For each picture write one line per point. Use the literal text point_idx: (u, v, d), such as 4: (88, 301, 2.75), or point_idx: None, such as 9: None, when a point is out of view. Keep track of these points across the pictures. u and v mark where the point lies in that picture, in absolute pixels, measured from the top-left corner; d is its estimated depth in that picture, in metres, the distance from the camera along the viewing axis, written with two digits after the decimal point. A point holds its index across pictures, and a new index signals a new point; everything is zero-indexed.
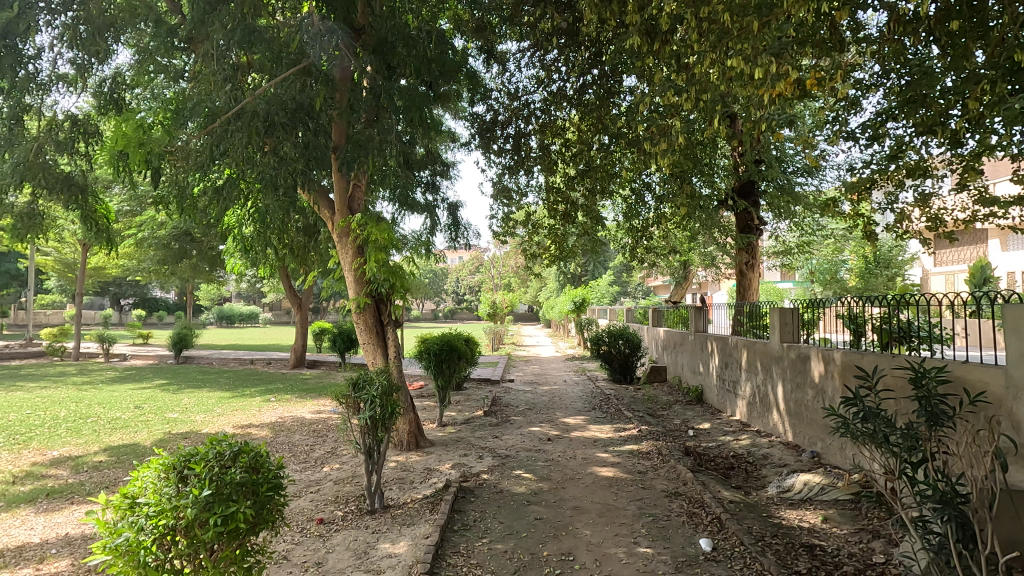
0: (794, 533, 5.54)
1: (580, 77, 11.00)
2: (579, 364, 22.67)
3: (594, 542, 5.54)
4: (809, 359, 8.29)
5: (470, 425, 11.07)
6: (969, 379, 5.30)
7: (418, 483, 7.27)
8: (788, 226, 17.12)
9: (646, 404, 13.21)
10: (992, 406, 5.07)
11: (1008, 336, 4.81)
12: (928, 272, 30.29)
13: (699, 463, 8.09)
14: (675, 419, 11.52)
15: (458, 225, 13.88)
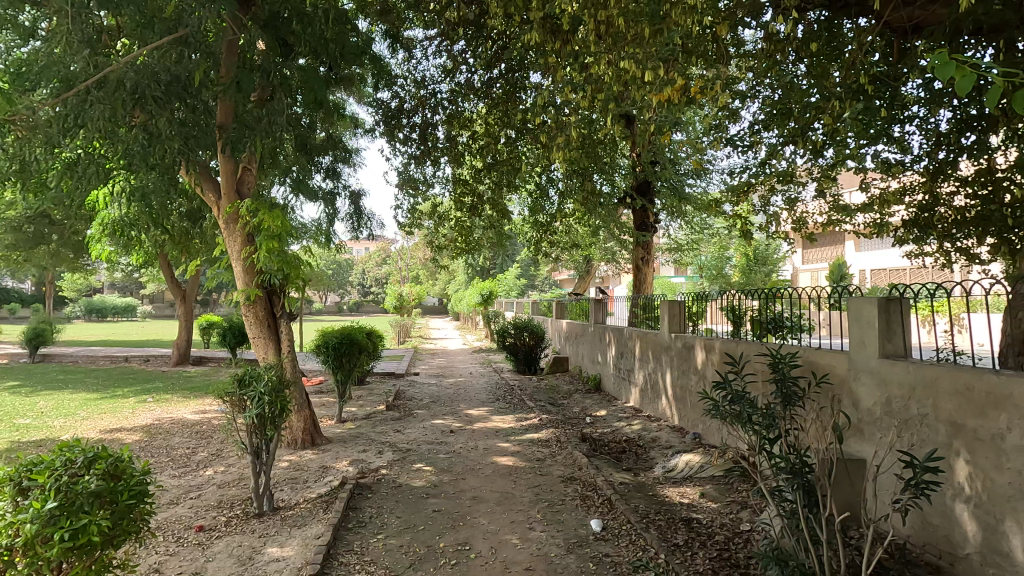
0: (675, 509, 5.98)
1: (487, 70, 11.03)
2: (485, 357, 22.90)
3: (491, 530, 5.63)
4: (694, 348, 8.96)
5: (371, 420, 10.81)
6: (821, 363, 6.00)
7: (312, 482, 6.98)
8: (679, 225, 18.37)
9: (548, 394, 13.64)
10: (839, 386, 5.77)
11: (853, 325, 5.51)
12: (796, 270, 33.75)
13: (594, 448, 8.49)
14: (574, 407, 11.99)
15: (360, 214, 13.44)
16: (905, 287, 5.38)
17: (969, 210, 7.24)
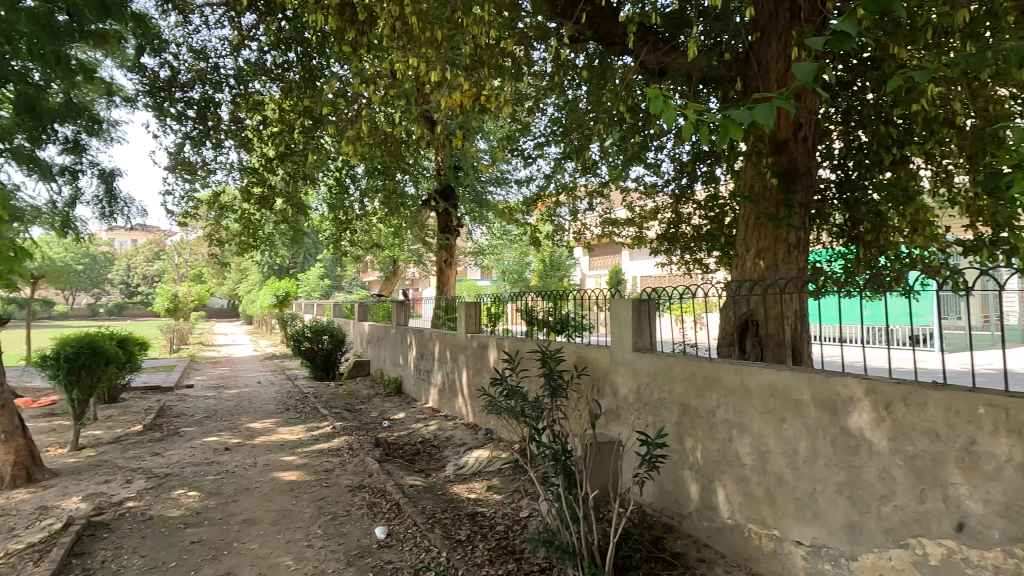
0: (462, 506, 6.13)
1: (281, 52, 10.18)
2: (279, 363, 21.05)
3: (261, 555, 5.09)
4: (487, 347, 9.37)
5: (122, 442, 9.09)
6: (590, 358, 6.74)
7: (21, 528, 5.55)
8: (483, 230, 19.19)
9: (345, 400, 13.04)
10: (603, 378, 6.54)
11: (614, 324, 6.33)
12: (584, 275, 37.51)
13: (387, 453, 8.30)
14: (372, 412, 11.64)
15: (115, 198, 11.28)
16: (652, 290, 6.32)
17: (702, 229, 8.82)
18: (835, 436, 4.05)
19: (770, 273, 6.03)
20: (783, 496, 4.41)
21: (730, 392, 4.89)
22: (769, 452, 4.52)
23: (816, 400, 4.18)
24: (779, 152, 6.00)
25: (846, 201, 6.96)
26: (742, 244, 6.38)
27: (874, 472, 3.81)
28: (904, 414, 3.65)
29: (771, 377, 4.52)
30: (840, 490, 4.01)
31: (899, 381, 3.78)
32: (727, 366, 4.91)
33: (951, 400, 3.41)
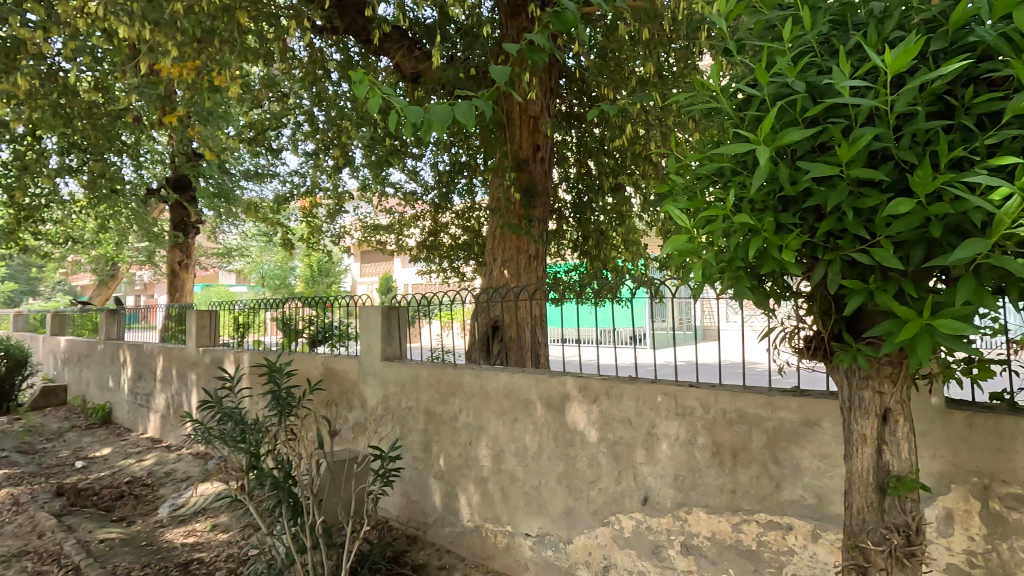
0: (172, 555, 5.10)
1: None
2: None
3: None
4: (223, 362, 8.16)
5: None
6: (337, 369, 6.31)
7: None
8: (231, 228, 16.94)
9: (21, 438, 10.04)
10: (351, 390, 6.18)
11: (364, 332, 6.05)
12: (354, 281, 35.80)
13: (74, 502, 6.55)
14: (60, 450, 9.15)
15: None
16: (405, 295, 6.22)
17: (459, 239, 8.92)
18: (556, 431, 4.44)
19: (514, 282, 6.46)
20: (515, 492, 4.69)
21: (471, 396, 5.03)
22: (504, 452, 4.77)
23: (541, 399, 4.53)
24: (521, 169, 6.42)
25: (579, 220, 7.82)
26: (490, 254, 6.69)
27: (585, 460, 4.26)
28: (607, 407, 4.15)
29: (505, 380, 4.77)
30: (560, 480, 4.41)
31: (604, 377, 4.30)
32: (469, 372, 5.04)
33: (639, 392, 3.99)
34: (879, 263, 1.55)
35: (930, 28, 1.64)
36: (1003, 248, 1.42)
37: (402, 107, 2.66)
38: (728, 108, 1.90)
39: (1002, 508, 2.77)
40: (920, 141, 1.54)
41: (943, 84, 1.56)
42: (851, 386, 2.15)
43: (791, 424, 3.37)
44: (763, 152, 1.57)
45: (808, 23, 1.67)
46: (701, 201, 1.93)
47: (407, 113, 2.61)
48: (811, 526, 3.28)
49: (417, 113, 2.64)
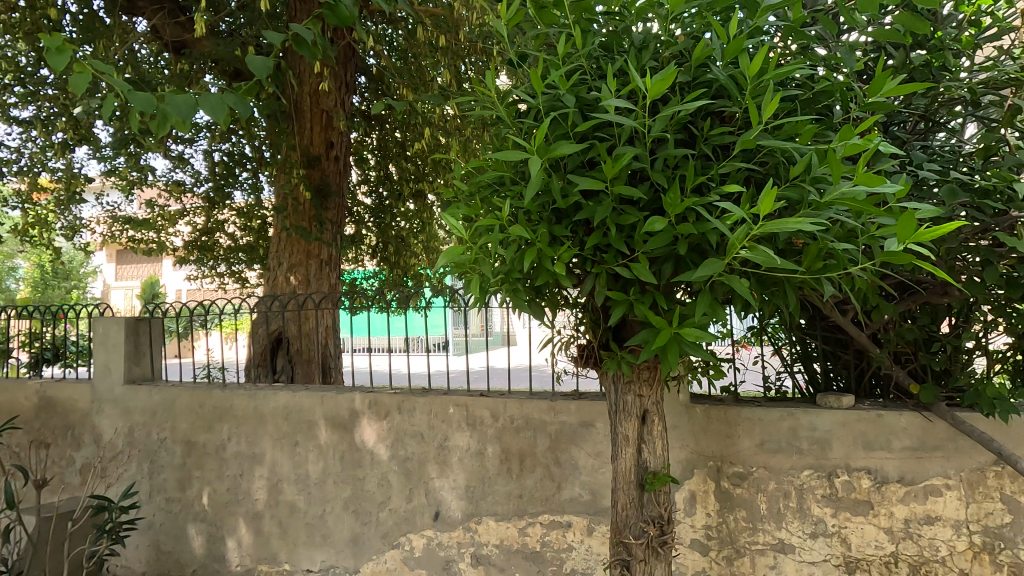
0: None
1: None
2: None
3: None
4: None
5: None
6: (58, 400, 4.96)
7: None
8: None
9: None
10: (78, 423, 4.92)
11: (96, 350, 4.84)
12: (106, 286, 29.47)
13: None
14: None
15: None
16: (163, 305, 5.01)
17: (240, 239, 7.15)
18: (343, 452, 4.07)
19: (302, 289, 5.65)
20: (295, 525, 4.20)
21: (243, 420, 4.37)
22: (282, 481, 4.24)
23: (327, 419, 4.12)
24: (312, 166, 5.66)
25: (380, 226, 7.24)
26: (274, 257, 5.81)
27: (374, 481, 3.98)
28: (399, 422, 3.94)
29: (285, 400, 4.24)
30: (346, 505, 4.06)
31: (395, 390, 4.08)
32: (240, 392, 4.38)
33: (431, 404, 3.86)
34: (637, 277, 1.63)
35: (678, 64, 1.81)
36: (730, 266, 1.59)
37: (129, 91, 2.25)
38: (508, 117, 1.87)
39: (729, 485, 3.27)
40: (670, 165, 1.67)
41: (687, 115, 1.72)
42: (616, 392, 2.29)
43: (570, 426, 3.57)
44: (536, 161, 1.54)
45: (578, 42, 1.72)
46: (482, 210, 1.87)
47: (131, 98, 2.23)
48: (586, 521, 3.51)
49: (145, 101, 2.25)
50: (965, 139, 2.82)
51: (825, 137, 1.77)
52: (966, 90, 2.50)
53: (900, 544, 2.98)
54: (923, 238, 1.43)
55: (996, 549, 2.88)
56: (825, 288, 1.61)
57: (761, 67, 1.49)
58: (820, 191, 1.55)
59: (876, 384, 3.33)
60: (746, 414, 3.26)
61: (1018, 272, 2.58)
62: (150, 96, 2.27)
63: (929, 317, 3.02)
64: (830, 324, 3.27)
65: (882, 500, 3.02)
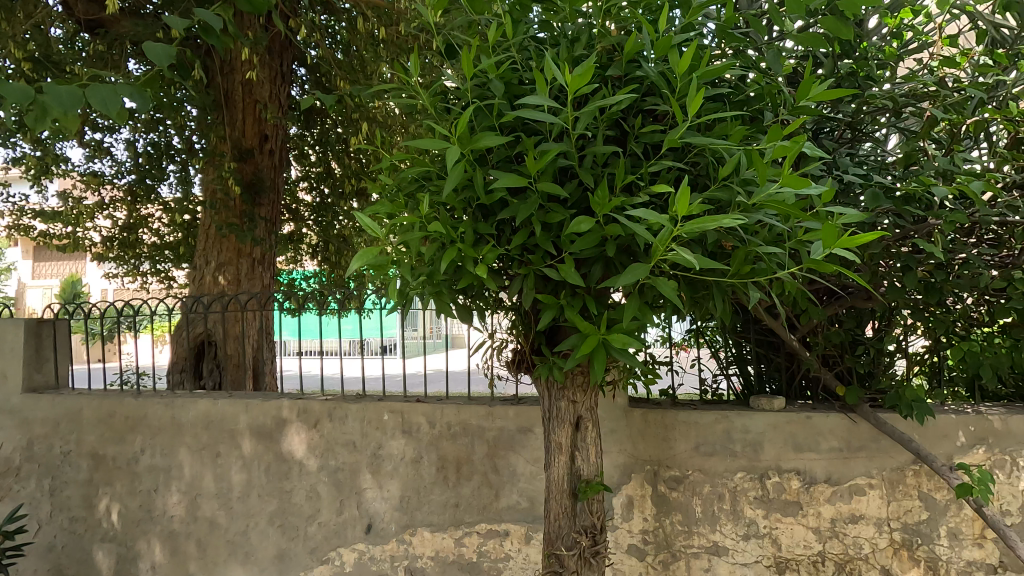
0: None
1: None
2: None
3: None
4: None
5: None
6: None
7: None
8: None
9: None
10: None
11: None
12: (21, 285, 27.14)
13: None
14: None
15: None
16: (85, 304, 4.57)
17: (166, 237, 6.65)
18: (269, 463, 3.83)
19: (232, 289, 5.21)
20: (215, 542, 3.92)
21: (158, 431, 4.04)
22: (201, 495, 3.95)
23: (251, 428, 3.86)
24: (243, 160, 5.18)
25: (321, 224, 6.71)
26: (201, 254, 5.36)
27: (302, 493, 3.76)
28: (329, 430, 3.73)
29: (205, 408, 3.95)
30: (271, 520, 3.81)
31: (327, 397, 3.86)
32: (156, 401, 4.05)
33: (364, 412, 3.67)
34: (564, 278, 1.55)
35: (611, 60, 1.76)
36: (659, 268, 1.54)
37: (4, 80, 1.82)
38: (434, 107, 1.76)
39: (666, 489, 3.26)
40: (599, 163, 1.60)
41: (618, 112, 1.66)
42: (550, 397, 2.18)
43: (509, 432, 3.48)
44: (456, 153, 1.45)
45: (506, 31, 1.63)
46: (405, 206, 1.75)
47: (4, 88, 1.79)
48: (524, 529, 3.42)
49: (22, 92, 1.82)
50: (889, 149, 2.92)
51: (755, 139, 1.75)
52: (889, 100, 2.57)
53: (826, 543, 3.05)
54: (846, 244, 1.41)
55: (914, 545, 2.99)
56: (753, 293, 1.57)
57: (689, 63, 1.45)
58: (747, 194, 1.51)
59: (806, 386, 3.40)
60: (682, 417, 3.26)
61: (935, 277, 2.68)
62: (30, 87, 1.84)
63: (854, 321, 3.11)
64: (763, 327, 3.34)
65: (810, 500, 3.08)
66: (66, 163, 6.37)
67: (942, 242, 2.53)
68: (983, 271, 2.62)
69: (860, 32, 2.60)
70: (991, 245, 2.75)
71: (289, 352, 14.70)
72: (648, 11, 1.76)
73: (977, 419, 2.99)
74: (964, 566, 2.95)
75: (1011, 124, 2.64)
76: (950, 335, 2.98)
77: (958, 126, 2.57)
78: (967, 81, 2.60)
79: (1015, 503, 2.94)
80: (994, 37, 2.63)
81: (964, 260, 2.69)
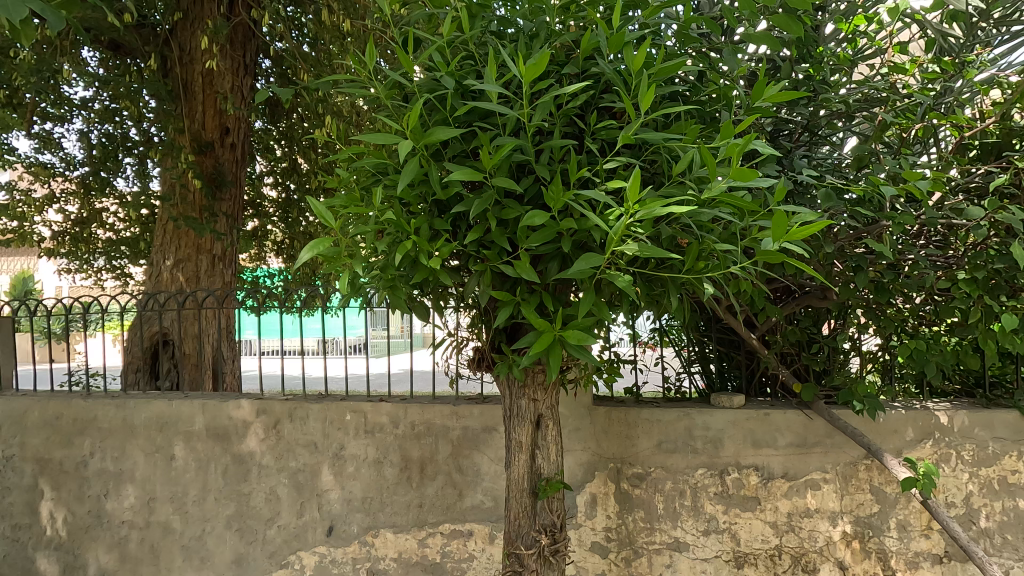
0: None
1: None
2: None
3: None
4: None
5: None
6: None
7: None
8: None
9: None
10: None
11: None
12: None
13: None
14: None
15: None
16: (38, 301, 4.33)
17: (121, 232, 6.32)
18: (226, 465, 3.72)
19: (190, 287, 5.03)
20: (168, 548, 3.79)
21: (108, 433, 3.88)
22: (154, 499, 3.81)
23: (208, 429, 3.74)
24: (203, 154, 4.98)
25: (287, 221, 6.42)
26: (159, 250, 5.16)
27: (261, 496, 3.66)
28: (290, 431, 3.64)
29: (159, 409, 3.81)
30: (228, 524, 3.70)
31: (287, 397, 3.78)
32: (106, 402, 3.89)
33: (326, 412, 3.60)
34: (520, 275, 1.53)
35: (569, 57, 1.75)
36: (614, 264, 1.54)
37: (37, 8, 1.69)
38: (389, 101, 1.72)
39: (628, 486, 3.29)
40: (555, 159, 1.60)
41: (575, 108, 1.66)
42: (510, 396, 2.14)
43: (473, 431, 3.45)
44: (409, 146, 1.41)
45: (463, 24, 1.61)
46: (360, 200, 1.70)
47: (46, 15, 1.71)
48: (489, 529, 3.40)
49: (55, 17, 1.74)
50: (845, 152, 3.00)
51: (709, 137, 1.77)
52: (843, 104, 2.65)
53: (783, 537, 3.12)
54: (795, 238, 1.44)
55: (866, 537, 3.08)
56: (706, 288, 1.58)
57: (643, 60, 1.45)
58: (701, 190, 1.53)
59: (766, 382, 3.47)
60: (645, 415, 3.29)
61: (886, 277, 2.76)
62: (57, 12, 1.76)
63: (810, 319, 3.21)
64: (724, 325, 3.42)
65: (768, 495, 3.14)
66: (15, 153, 5.97)
67: (891, 243, 2.62)
68: (929, 271, 2.72)
69: (817, 37, 2.66)
70: (938, 246, 2.85)
71: (254, 352, 14.35)
72: (605, 9, 1.77)
73: (925, 414, 3.09)
74: (912, 557, 3.05)
75: (957, 129, 2.74)
76: (901, 334, 3.08)
77: (907, 130, 2.66)
78: (916, 88, 2.69)
79: (959, 495, 3.05)
80: (942, 45, 2.72)
81: (912, 261, 2.78)
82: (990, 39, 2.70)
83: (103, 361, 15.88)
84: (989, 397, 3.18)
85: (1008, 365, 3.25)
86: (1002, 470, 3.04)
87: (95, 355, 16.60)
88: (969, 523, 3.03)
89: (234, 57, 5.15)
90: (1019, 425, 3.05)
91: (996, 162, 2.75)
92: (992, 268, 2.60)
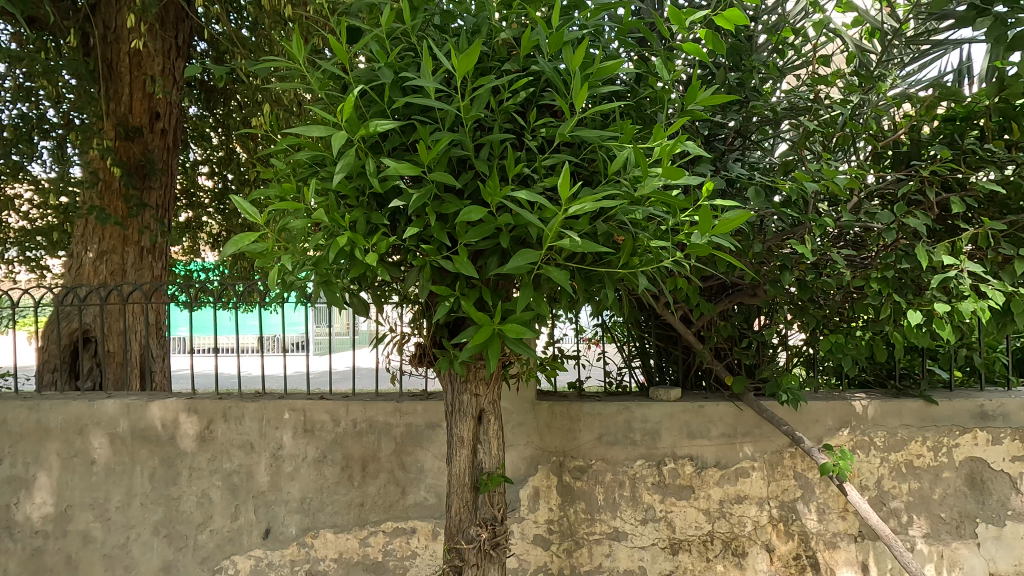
0: None
1: None
2: None
3: None
4: None
5: None
6: None
7: None
8: None
9: None
10: None
11: None
12: None
13: None
14: None
15: None
16: None
17: (36, 222, 5.82)
18: (153, 469, 3.53)
19: (114, 280, 4.71)
20: (88, 558, 3.56)
21: (19, 438, 3.61)
22: (72, 507, 3.57)
23: (133, 431, 3.54)
24: (130, 139, 4.68)
25: (224, 213, 6.12)
26: (79, 241, 4.82)
27: (192, 500, 3.50)
28: (224, 431, 3.50)
29: (78, 411, 3.57)
30: (156, 530, 3.52)
31: (221, 395, 3.62)
32: (16, 404, 3.61)
33: (262, 410, 3.48)
34: (458, 269, 1.52)
35: (511, 53, 1.75)
36: (552, 258, 1.55)
37: None
38: (326, 92, 1.67)
39: (570, 479, 3.37)
40: (494, 154, 1.60)
41: (516, 106, 1.67)
42: (452, 391, 2.14)
43: (416, 428, 3.43)
44: (342, 137, 1.39)
45: (404, 15, 1.57)
46: (294, 192, 1.65)
47: None
48: (432, 526, 3.39)
49: None
50: (775, 157, 3.16)
51: (645, 138, 1.83)
52: (771, 111, 2.81)
53: (715, 523, 3.27)
54: (721, 230, 1.49)
55: (789, 520, 3.27)
56: (641, 284, 1.63)
57: (581, 59, 1.47)
58: (635, 188, 1.57)
59: (701, 376, 3.62)
60: (586, 408, 3.37)
61: (808, 276, 2.92)
62: None
63: (742, 316, 3.40)
64: (662, 322, 3.56)
65: (701, 484, 3.28)
66: None
67: (813, 243, 2.79)
68: (846, 270, 2.91)
69: (749, 48, 2.82)
70: (856, 247, 3.04)
71: (188, 351, 13.66)
72: (547, 9, 1.78)
73: (842, 404, 3.31)
74: (830, 537, 3.26)
75: (873, 139, 2.94)
76: (822, 330, 3.29)
77: (830, 137, 2.83)
78: (839, 99, 2.86)
79: (872, 478, 3.29)
80: (861, 59, 2.91)
81: (832, 261, 2.97)
82: (902, 56, 2.90)
83: (15, 361, 14.59)
84: (898, 388, 3.44)
85: (916, 358, 3.52)
86: (908, 454, 3.30)
87: (5, 354, 15.35)
88: (879, 504, 3.27)
89: (165, 38, 4.87)
90: (924, 412, 3.32)
91: (906, 169, 2.98)
92: (900, 267, 2.81)
